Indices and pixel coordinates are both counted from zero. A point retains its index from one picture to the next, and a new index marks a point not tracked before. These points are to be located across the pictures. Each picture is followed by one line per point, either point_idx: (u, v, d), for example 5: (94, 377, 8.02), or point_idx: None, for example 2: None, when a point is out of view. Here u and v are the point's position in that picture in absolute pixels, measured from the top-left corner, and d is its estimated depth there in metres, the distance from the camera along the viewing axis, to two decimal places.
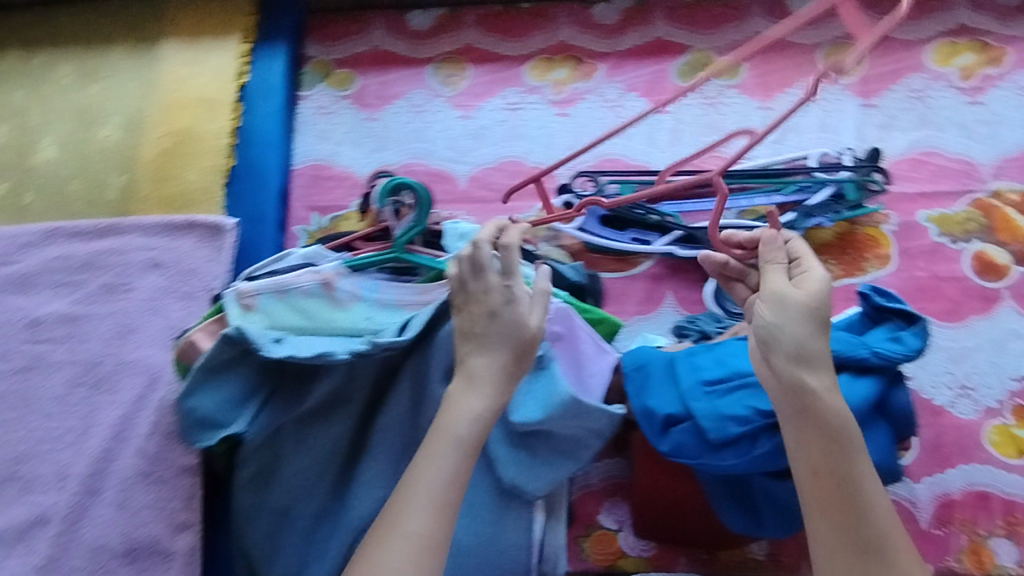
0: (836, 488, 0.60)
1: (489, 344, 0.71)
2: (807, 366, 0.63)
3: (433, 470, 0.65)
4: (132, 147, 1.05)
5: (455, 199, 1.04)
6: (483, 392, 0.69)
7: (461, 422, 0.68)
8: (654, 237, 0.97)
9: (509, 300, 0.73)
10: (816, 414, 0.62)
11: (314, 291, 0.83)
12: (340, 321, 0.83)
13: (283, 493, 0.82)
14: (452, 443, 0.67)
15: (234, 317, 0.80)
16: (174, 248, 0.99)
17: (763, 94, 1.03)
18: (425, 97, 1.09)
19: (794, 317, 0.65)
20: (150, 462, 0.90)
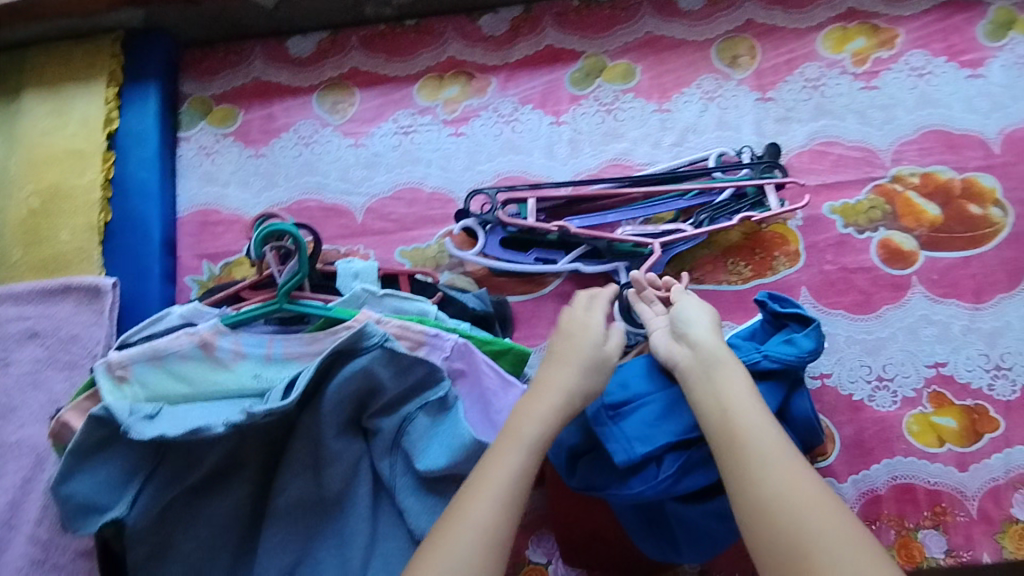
0: (734, 422, 0.62)
1: (570, 359, 0.70)
2: (713, 335, 0.70)
3: (507, 465, 0.61)
4: (2, 210, 0.98)
5: (352, 233, 0.99)
6: (556, 398, 0.66)
7: (527, 421, 0.64)
8: (559, 255, 0.93)
9: (591, 319, 0.74)
10: (711, 363, 0.67)
11: (194, 354, 0.77)
12: (225, 383, 0.77)
13: (181, 571, 0.76)
14: (522, 444, 0.63)
15: (105, 393, 0.73)
16: (51, 315, 0.92)
17: (660, 95, 1.00)
18: (313, 128, 1.04)
19: (704, 308, 0.73)
20: (43, 549, 0.83)
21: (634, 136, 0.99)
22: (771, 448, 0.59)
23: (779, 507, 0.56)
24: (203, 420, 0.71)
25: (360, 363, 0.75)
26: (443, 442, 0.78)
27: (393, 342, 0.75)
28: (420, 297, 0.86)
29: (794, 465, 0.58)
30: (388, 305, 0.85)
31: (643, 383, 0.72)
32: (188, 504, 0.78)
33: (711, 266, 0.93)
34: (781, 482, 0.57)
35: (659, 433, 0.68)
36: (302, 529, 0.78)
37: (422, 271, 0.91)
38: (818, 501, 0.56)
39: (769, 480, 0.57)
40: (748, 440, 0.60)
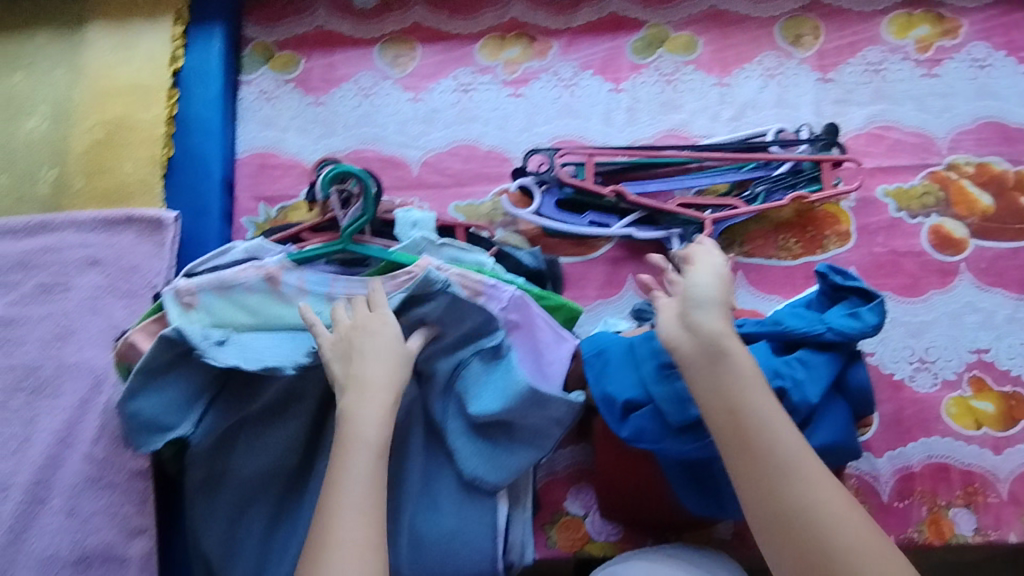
0: (746, 426, 0.62)
1: (379, 354, 0.73)
2: (713, 319, 0.67)
3: (351, 475, 0.66)
4: (62, 138, 0.99)
5: (408, 185, 1.00)
6: (381, 400, 0.70)
7: (366, 427, 0.69)
8: (613, 219, 0.94)
9: (389, 319, 0.75)
10: (722, 359, 0.64)
11: (258, 287, 0.79)
12: (289, 317, 0.79)
13: (242, 490, 0.80)
14: (359, 449, 0.67)
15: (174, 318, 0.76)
16: (112, 245, 0.94)
17: (720, 69, 1.01)
18: (373, 79, 1.05)
19: (704, 283, 0.70)
20: (99, 468, 0.87)
21: (693, 108, 1.00)
22: (793, 456, 0.60)
23: (801, 522, 0.58)
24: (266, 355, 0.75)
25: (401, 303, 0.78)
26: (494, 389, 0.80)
27: (454, 288, 0.77)
28: (476, 248, 0.88)
29: (809, 468, 0.60)
30: (446, 255, 0.87)
31: None
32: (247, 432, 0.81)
33: (761, 241, 0.95)
34: (809, 493, 0.59)
35: None
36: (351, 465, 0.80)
37: (477, 226, 0.93)
38: (837, 511, 0.58)
39: (796, 493, 0.59)
40: (772, 449, 0.60)
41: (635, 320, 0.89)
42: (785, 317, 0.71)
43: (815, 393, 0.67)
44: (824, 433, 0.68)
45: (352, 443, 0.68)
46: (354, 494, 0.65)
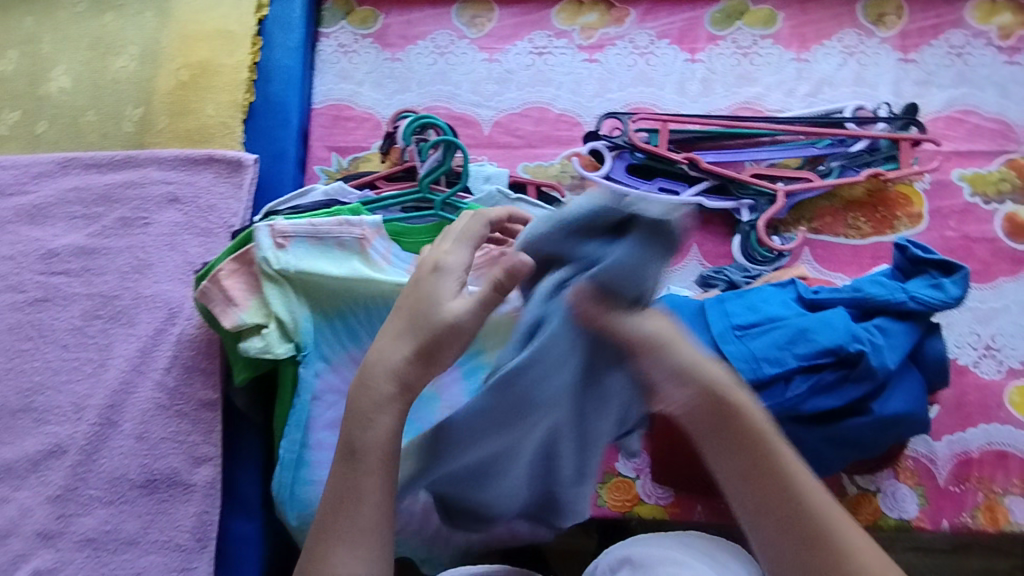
0: (772, 490, 0.52)
1: (399, 326, 0.58)
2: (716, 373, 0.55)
3: (347, 489, 0.56)
4: (149, 78, 1.02)
5: (479, 144, 1.01)
6: (386, 390, 0.56)
7: (371, 433, 0.56)
8: (683, 186, 0.94)
9: (438, 270, 0.58)
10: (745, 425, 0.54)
11: (350, 245, 0.82)
12: (379, 282, 0.82)
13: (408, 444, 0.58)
14: (357, 459, 0.56)
15: (268, 256, 0.80)
16: (192, 183, 0.97)
17: (799, 44, 1.00)
18: (450, 38, 1.07)
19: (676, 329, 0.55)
20: (169, 396, 0.90)
21: (769, 82, 0.99)
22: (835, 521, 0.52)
23: None
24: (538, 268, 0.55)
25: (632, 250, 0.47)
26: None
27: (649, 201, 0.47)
28: (548, 207, 0.89)
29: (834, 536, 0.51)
30: (518, 210, 0.88)
31: (779, 308, 0.73)
32: (319, 371, 0.83)
33: (831, 218, 0.94)
34: (854, 559, 0.51)
35: (792, 355, 0.70)
36: (504, 466, 0.64)
37: (550, 186, 0.94)
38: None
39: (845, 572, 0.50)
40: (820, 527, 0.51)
41: (699, 289, 0.90)
42: (865, 285, 0.73)
43: (894, 359, 0.69)
44: (898, 402, 0.70)
45: (346, 454, 0.57)
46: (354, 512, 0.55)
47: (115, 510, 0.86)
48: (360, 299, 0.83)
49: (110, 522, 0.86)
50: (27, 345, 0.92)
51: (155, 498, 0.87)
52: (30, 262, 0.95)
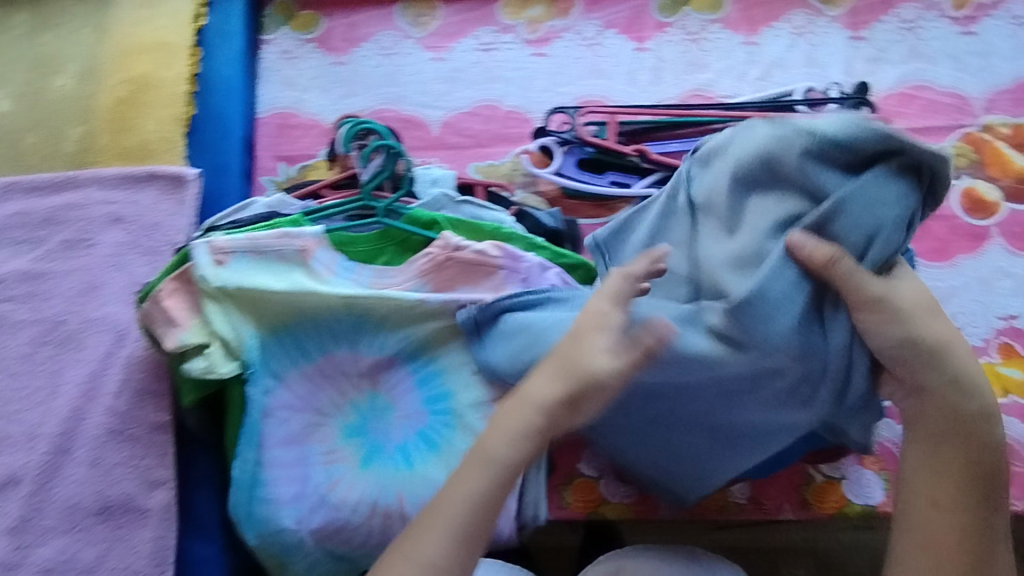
0: (987, 492, 0.63)
1: (554, 365, 0.66)
2: (961, 374, 0.64)
3: (455, 500, 0.63)
4: (88, 96, 1.00)
5: (427, 145, 0.99)
6: (530, 420, 0.65)
7: (495, 440, 0.65)
8: (634, 179, 0.93)
9: (597, 330, 0.66)
10: (960, 431, 0.63)
11: (292, 258, 0.81)
12: (324, 294, 0.81)
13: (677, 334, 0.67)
14: (484, 467, 0.64)
15: (208, 273, 0.79)
16: (135, 202, 0.95)
17: (748, 27, 0.98)
18: (394, 39, 1.04)
19: (926, 309, 0.64)
20: (121, 420, 0.88)
21: (719, 67, 0.97)
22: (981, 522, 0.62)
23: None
24: (748, 196, 0.67)
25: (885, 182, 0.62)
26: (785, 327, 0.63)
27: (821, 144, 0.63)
28: (496, 207, 0.88)
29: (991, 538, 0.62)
30: (465, 212, 0.87)
31: None
32: (269, 388, 0.82)
33: None
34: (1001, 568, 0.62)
35: None
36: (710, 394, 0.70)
37: (498, 186, 0.92)
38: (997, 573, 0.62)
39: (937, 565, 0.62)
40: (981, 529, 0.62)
41: None
42: None
43: None
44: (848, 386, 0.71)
45: (478, 469, 0.65)
46: (467, 507, 0.63)
47: (71, 539, 0.85)
48: (306, 312, 0.82)
49: (67, 551, 0.85)
50: None
51: (112, 525, 0.86)
52: None
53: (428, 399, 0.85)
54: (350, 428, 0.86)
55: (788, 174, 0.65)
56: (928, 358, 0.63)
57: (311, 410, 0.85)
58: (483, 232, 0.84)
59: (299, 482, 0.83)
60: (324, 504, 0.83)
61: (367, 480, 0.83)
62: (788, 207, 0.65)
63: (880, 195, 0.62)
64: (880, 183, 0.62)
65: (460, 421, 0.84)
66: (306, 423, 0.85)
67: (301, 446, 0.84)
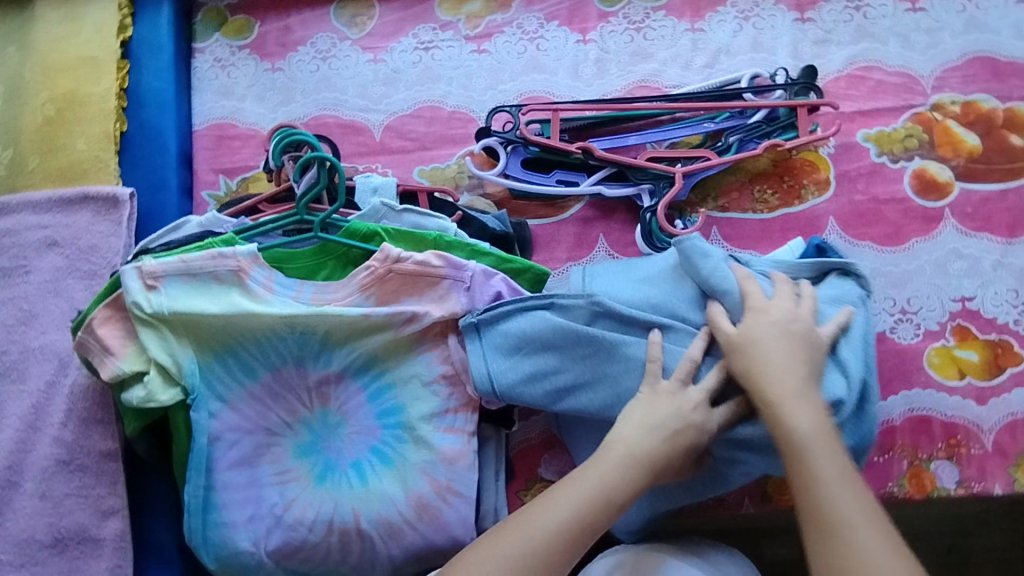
0: (807, 475, 0.64)
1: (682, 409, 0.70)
2: (788, 382, 0.68)
3: (572, 522, 0.65)
4: (16, 117, 0.96)
5: (370, 151, 0.97)
6: (637, 476, 0.68)
7: (614, 464, 0.68)
8: (581, 177, 0.91)
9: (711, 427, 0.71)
10: (798, 438, 0.65)
11: (226, 278, 0.79)
12: (262, 313, 0.78)
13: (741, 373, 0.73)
14: (598, 484, 0.67)
15: (139, 298, 0.76)
16: (71, 224, 0.92)
17: (692, 13, 0.96)
18: (331, 41, 1.01)
19: (771, 316, 0.71)
20: (69, 450, 0.86)
21: (664, 57, 0.95)
22: (853, 520, 0.61)
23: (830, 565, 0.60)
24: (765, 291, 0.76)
25: (855, 293, 0.77)
26: (865, 434, 0.73)
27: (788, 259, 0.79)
28: (439, 214, 0.85)
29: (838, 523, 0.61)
30: (407, 221, 0.84)
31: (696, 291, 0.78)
32: (214, 411, 0.80)
33: (737, 194, 0.90)
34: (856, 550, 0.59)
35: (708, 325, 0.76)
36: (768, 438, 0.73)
37: (442, 190, 0.90)
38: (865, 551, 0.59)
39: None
40: (842, 531, 0.60)
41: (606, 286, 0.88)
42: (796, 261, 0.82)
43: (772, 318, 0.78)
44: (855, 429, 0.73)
45: (597, 491, 0.67)
46: (567, 513, 0.66)
47: (26, 573, 0.84)
48: (247, 333, 0.80)
49: None
50: None
51: (67, 556, 0.85)
52: None
53: (379, 413, 0.83)
54: (302, 446, 0.84)
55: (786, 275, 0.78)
56: (778, 384, 0.68)
57: (260, 431, 0.83)
58: (423, 242, 0.81)
59: (253, 503, 0.82)
60: (281, 524, 0.82)
61: (321, 498, 0.82)
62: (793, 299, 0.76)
63: (802, 305, 0.73)
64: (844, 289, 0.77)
65: (412, 434, 0.82)
66: (256, 444, 0.83)
67: (252, 467, 0.83)
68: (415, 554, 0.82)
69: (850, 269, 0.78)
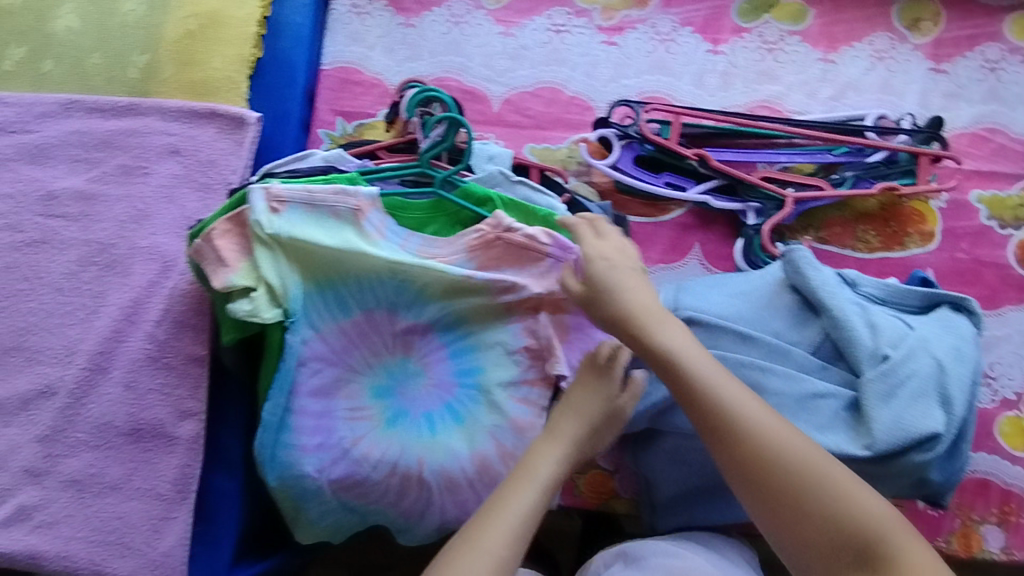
0: (689, 384, 0.66)
1: (582, 411, 0.76)
2: (645, 303, 0.72)
3: (514, 511, 0.66)
4: (156, 25, 0.99)
5: (486, 120, 0.99)
6: (560, 451, 0.73)
7: (542, 462, 0.71)
8: (689, 184, 0.92)
9: (605, 367, 0.78)
10: (676, 359, 0.68)
11: (344, 215, 0.82)
12: (371, 253, 0.82)
13: (823, 389, 0.70)
14: (533, 488, 0.69)
15: (262, 218, 0.80)
16: (194, 136, 0.95)
17: (827, 44, 0.96)
18: (466, 8, 1.03)
19: (611, 258, 0.74)
20: (159, 348, 0.91)
21: (791, 81, 0.96)
22: (752, 416, 0.64)
23: (754, 462, 0.62)
24: (872, 309, 0.73)
25: (967, 328, 0.73)
26: (954, 470, 0.70)
27: (886, 283, 0.76)
28: (550, 193, 0.87)
29: (740, 416, 0.64)
30: (519, 193, 0.86)
31: (791, 305, 0.76)
32: (306, 338, 0.84)
33: (840, 229, 0.91)
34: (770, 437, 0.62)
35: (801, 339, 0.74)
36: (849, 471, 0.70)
37: (553, 170, 0.92)
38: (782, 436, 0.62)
39: (765, 493, 0.61)
40: (753, 431, 0.63)
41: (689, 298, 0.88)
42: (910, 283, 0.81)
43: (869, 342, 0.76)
44: (943, 466, 0.69)
45: (534, 489, 0.69)
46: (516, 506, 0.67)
47: (101, 454, 0.89)
48: (352, 270, 0.83)
49: (95, 465, 0.89)
50: (22, 286, 0.93)
51: (141, 446, 0.90)
52: (30, 203, 0.95)
53: (458, 371, 0.87)
54: (379, 388, 0.88)
55: (891, 298, 0.76)
56: (637, 318, 0.71)
57: (342, 366, 0.87)
58: (534, 216, 0.84)
59: (323, 433, 0.86)
60: (347, 457, 0.85)
61: (390, 441, 0.86)
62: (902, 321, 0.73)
63: (603, 241, 0.76)
64: (955, 327, 0.73)
65: (487, 398, 0.85)
66: (336, 377, 0.87)
67: (328, 398, 0.86)
68: (467, 510, 0.86)
69: (964, 304, 0.75)
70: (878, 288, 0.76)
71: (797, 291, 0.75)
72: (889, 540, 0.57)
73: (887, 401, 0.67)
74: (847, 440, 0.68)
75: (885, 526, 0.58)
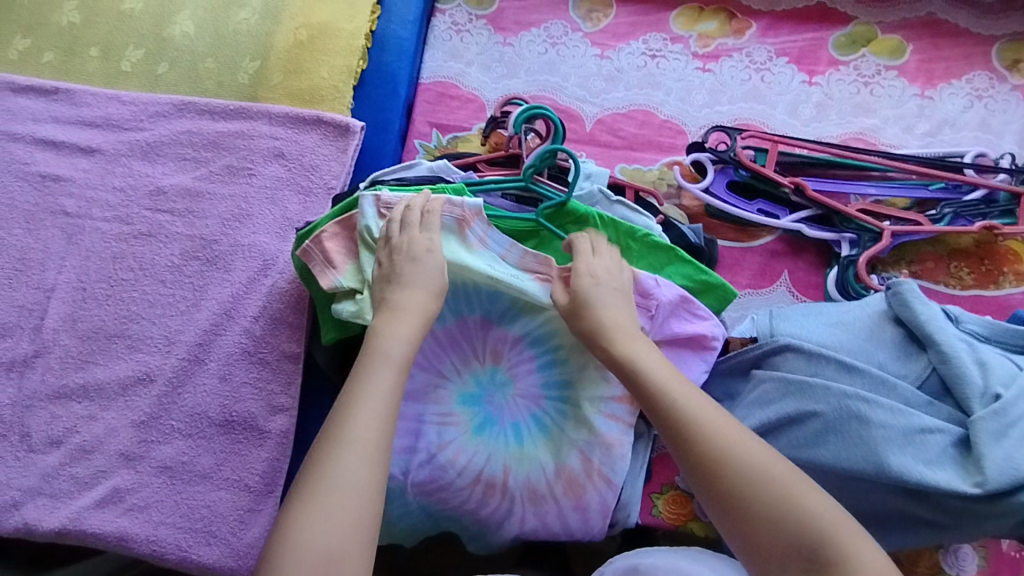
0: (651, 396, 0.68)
1: (417, 283, 0.76)
2: (617, 319, 0.75)
3: (372, 402, 0.64)
4: (268, 34, 1.04)
5: (579, 139, 1.01)
6: (403, 323, 0.73)
7: (394, 343, 0.70)
8: (783, 212, 0.93)
9: (434, 250, 0.79)
10: (634, 368, 0.70)
11: (449, 225, 0.84)
12: (469, 261, 0.83)
13: (931, 425, 0.69)
14: (385, 366, 0.68)
15: (370, 222, 0.82)
16: (299, 142, 0.99)
17: (925, 80, 0.97)
18: (564, 30, 1.06)
19: (603, 271, 0.79)
20: (255, 343, 0.94)
21: (887, 115, 0.96)
22: (705, 424, 0.64)
23: (707, 469, 0.62)
24: (978, 347, 0.73)
25: None
26: None
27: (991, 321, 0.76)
28: (646, 214, 0.89)
29: (695, 422, 0.64)
30: (617, 213, 0.89)
31: (893, 337, 0.76)
32: None
33: (933, 264, 0.91)
34: (724, 444, 0.62)
35: (902, 371, 0.75)
36: (956, 511, 0.69)
37: (647, 192, 0.94)
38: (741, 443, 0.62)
39: (716, 496, 0.61)
40: (710, 438, 0.63)
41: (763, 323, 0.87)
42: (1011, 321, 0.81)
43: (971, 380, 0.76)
44: None
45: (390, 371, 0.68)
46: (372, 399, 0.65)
47: (193, 443, 0.92)
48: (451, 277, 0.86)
49: (187, 453, 0.91)
50: (127, 276, 0.97)
51: (231, 438, 0.92)
52: (139, 197, 1.00)
53: (546, 383, 0.89)
54: (467, 396, 0.89)
55: (996, 337, 0.75)
56: (611, 329, 0.74)
57: (433, 371, 0.89)
58: (631, 235, 0.85)
59: (411, 436, 0.86)
60: (432, 462, 0.85)
61: (476, 447, 0.86)
62: (1010, 360, 0.73)
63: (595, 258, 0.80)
64: None
65: (576, 412, 0.87)
66: (427, 382, 0.89)
67: (418, 403, 0.88)
68: (549, 523, 0.85)
69: None
70: (984, 326, 0.76)
71: (902, 324, 0.76)
72: (837, 545, 0.56)
73: (998, 439, 0.67)
74: (957, 477, 0.67)
75: (835, 537, 0.56)
